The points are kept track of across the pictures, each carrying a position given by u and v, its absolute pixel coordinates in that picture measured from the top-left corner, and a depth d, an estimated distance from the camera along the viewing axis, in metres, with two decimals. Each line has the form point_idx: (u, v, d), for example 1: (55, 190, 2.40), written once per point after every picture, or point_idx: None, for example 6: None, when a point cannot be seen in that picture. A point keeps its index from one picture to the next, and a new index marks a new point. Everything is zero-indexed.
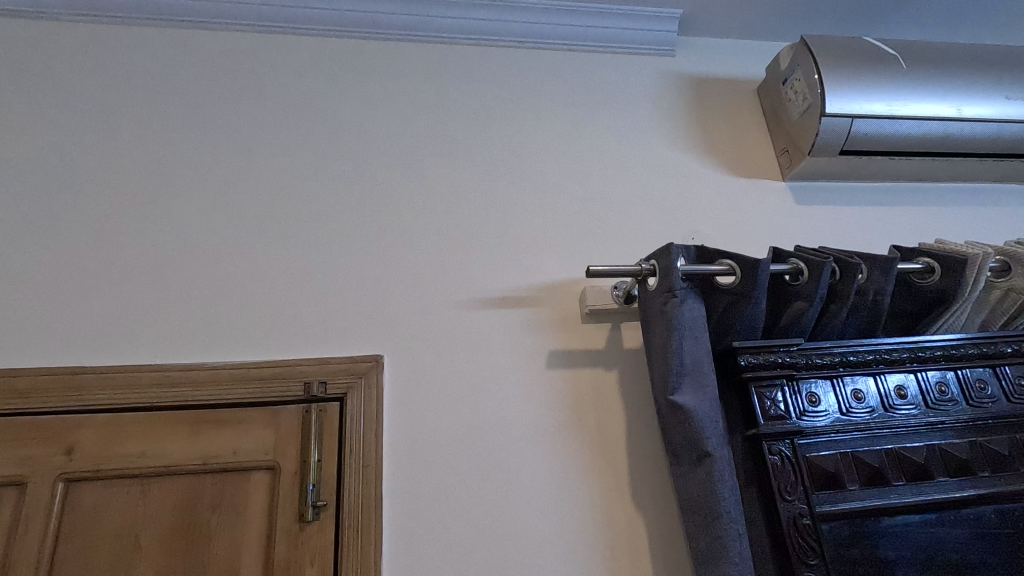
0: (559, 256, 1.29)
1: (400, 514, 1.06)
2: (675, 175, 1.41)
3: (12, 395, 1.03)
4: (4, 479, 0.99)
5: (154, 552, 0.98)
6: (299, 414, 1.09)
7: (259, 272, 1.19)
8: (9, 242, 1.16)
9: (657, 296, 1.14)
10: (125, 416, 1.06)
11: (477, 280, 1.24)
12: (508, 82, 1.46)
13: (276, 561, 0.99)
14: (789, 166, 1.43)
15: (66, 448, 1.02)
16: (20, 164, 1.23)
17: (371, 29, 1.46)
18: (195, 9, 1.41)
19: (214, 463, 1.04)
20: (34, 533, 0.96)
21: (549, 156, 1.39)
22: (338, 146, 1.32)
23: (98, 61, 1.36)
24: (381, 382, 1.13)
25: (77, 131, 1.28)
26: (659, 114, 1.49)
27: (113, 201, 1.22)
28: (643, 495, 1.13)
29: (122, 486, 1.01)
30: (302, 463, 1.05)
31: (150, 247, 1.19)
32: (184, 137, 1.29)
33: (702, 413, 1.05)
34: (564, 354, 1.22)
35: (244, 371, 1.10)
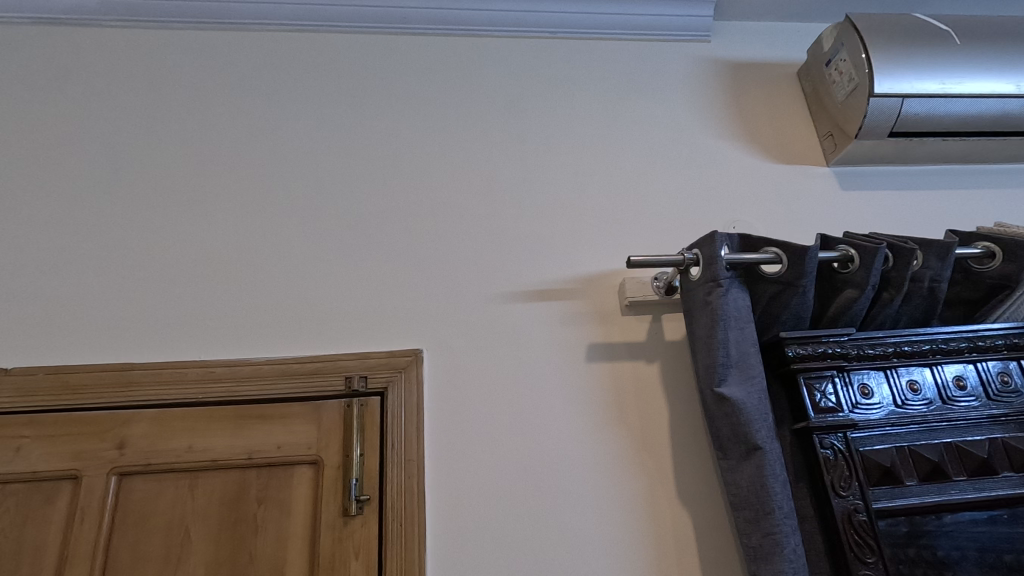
0: (597, 248, 1.27)
1: (442, 509, 1.05)
2: (713, 164, 1.38)
3: (66, 391, 1.06)
4: (62, 472, 1.02)
5: (203, 545, 0.99)
6: (341, 408, 1.10)
7: (299, 268, 1.19)
8: (58, 243, 1.18)
9: (700, 285, 1.11)
10: (173, 411, 1.07)
11: (515, 273, 1.23)
12: (541, 73, 1.44)
13: (321, 555, 1.00)
14: (834, 150, 1.39)
15: (119, 443, 1.04)
16: (65, 167, 1.25)
17: (403, 23, 1.45)
18: (232, 11, 1.40)
19: (259, 458, 1.05)
20: (90, 525, 0.99)
21: (584, 146, 1.37)
22: (373, 142, 1.32)
23: (139, 66, 1.36)
24: (420, 377, 1.12)
25: (117, 133, 1.29)
26: (697, 101, 1.46)
27: (155, 200, 1.23)
28: (689, 491, 1.11)
29: (172, 480, 1.03)
30: (345, 457, 1.06)
31: (191, 245, 1.20)
32: (221, 136, 1.30)
33: (751, 405, 1.02)
34: (604, 347, 1.20)
35: (287, 366, 1.11)
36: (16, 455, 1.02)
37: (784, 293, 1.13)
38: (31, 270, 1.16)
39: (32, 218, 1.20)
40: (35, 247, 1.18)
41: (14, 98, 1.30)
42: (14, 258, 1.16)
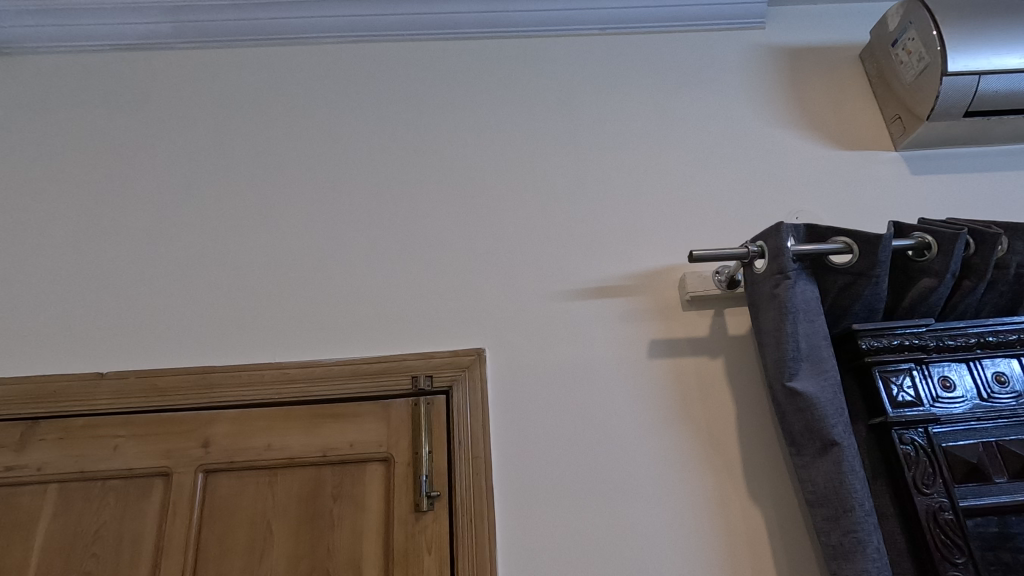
0: (655, 244, 1.26)
1: (511, 506, 1.07)
2: (773, 153, 1.35)
3: (155, 393, 1.13)
4: (154, 469, 1.08)
5: (285, 539, 1.04)
6: (409, 407, 1.13)
7: (364, 272, 1.23)
8: (141, 253, 1.26)
9: (765, 279, 1.09)
10: (252, 412, 1.13)
11: (574, 271, 1.23)
12: (592, 70, 1.44)
13: (395, 550, 1.03)
14: (903, 134, 1.33)
15: (204, 442, 1.10)
16: (144, 182, 1.32)
17: (454, 28, 1.47)
18: (292, 27, 1.46)
19: (333, 455, 1.09)
20: (181, 519, 1.05)
21: (639, 142, 1.36)
22: (430, 147, 1.34)
23: (207, 85, 1.42)
24: (484, 375, 1.14)
25: (190, 148, 1.35)
26: (753, 90, 1.42)
27: (227, 210, 1.29)
28: (759, 489, 1.09)
29: (253, 477, 1.08)
30: (414, 455, 1.09)
31: (261, 253, 1.25)
32: (284, 146, 1.35)
33: (825, 399, 0.99)
34: (666, 343, 1.18)
35: (356, 366, 1.14)
36: (114, 453, 1.10)
37: (856, 284, 1.09)
38: (120, 281, 1.23)
39: (119, 234, 1.28)
40: (122, 259, 1.25)
41: (99, 121, 1.39)
42: (105, 270, 1.24)
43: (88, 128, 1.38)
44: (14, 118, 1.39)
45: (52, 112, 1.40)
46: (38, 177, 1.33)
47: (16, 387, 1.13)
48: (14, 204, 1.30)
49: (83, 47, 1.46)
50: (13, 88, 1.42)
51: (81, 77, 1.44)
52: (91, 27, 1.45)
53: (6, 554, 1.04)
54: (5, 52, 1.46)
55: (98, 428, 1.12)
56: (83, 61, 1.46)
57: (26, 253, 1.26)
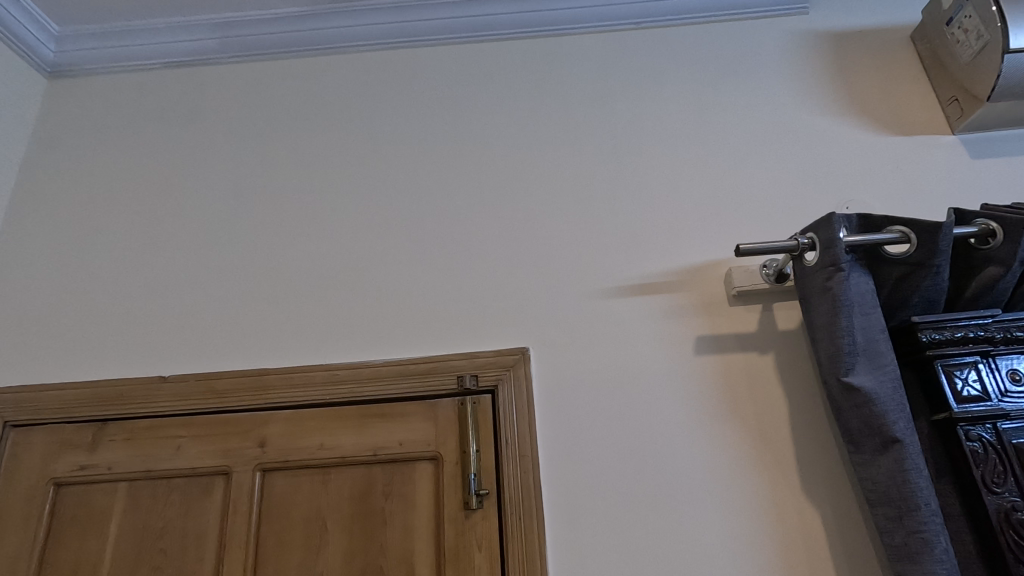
0: (699, 239, 1.24)
1: (560, 505, 1.07)
2: (819, 143, 1.31)
3: (213, 395, 1.17)
4: (215, 468, 1.13)
5: (339, 536, 1.07)
6: (455, 406, 1.14)
7: (407, 274, 1.25)
8: (194, 260, 1.30)
9: (817, 271, 1.06)
10: (304, 412, 1.16)
11: (616, 268, 1.23)
12: (628, 65, 1.42)
13: (446, 547, 1.04)
14: (959, 116, 1.27)
15: (260, 442, 1.14)
16: (194, 192, 1.37)
17: (489, 30, 1.47)
18: (330, 36, 1.48)
19: (383, 454, 1.11)
20: (241, 515, 1.09)
21: (679, 136, 1.34)
22: (468, 149, 1.36)
23: (252, 97, 1.46)
24: (529, 374, 1.14)
25: (237, 158, 1.40)
26: (797, 78, 1.38)
27: (275, 216, 1.33)
28: (814, 487, 1.06)
29: (307, 475, 1.12)
30: (462, 453, 1.10)
31: (308, 257, 1.29)
32: (327, 154, 1.38)
33: (884, 395, 0.96)
34: (712, 339, 1.16)
35: (402, 367, 1.16)
36: (177, 453, 1.15)
37: (914, 275, 1.05)
38: (176, 289, 1.28)
39: (174, 243, 1.32)
40: (176, 266, 1.30)
41: (152, 137, 1.44)
42: (162, 279, 1.29)
43: (142, 143, 1.43)
44: (75, 136, 1.45)
45: (110, 129, 1.46)
46: (99, 192, 1.39)
47: (85, 391, 1.19)
48: (78, 218, 1.37)
49: (134, 65, 1.51)
50: (73, 108, 1.49)
51: (133, 94, 1.49)
52: (142, 46, 1.51)
53: (83, 548, 1.10)
54: (63, 74, 1.52)
55: (161, 429, 1.17)
56: (136, 80, 1.51)
57: (89, 265, 1.32)
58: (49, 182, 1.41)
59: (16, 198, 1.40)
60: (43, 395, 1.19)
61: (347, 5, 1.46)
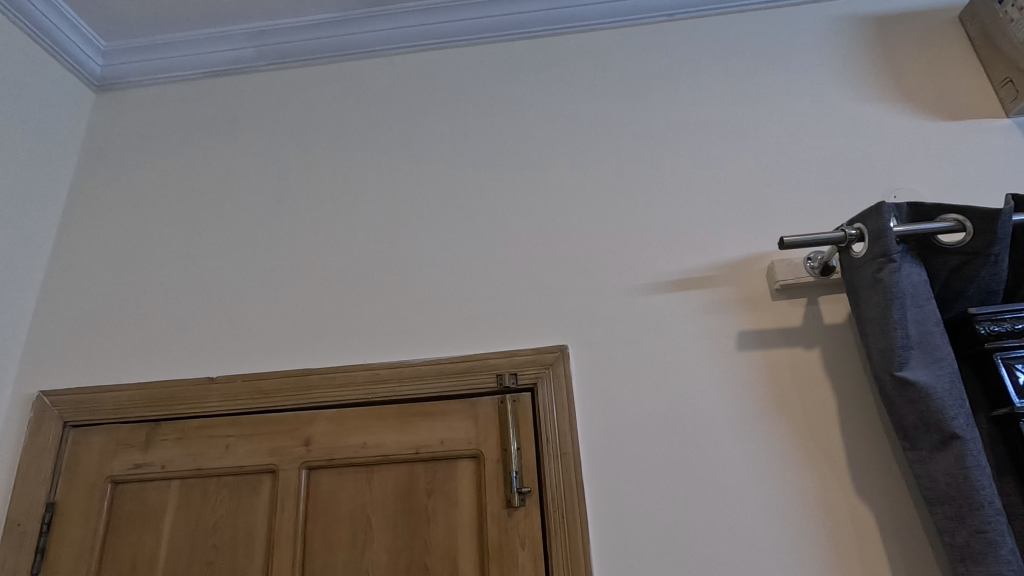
0: (739, 233, 1.22)
1: (603, 503, 1.06)
2: (863, 131, 1.27)
3: (259, 395, 1.20)
4: (263, 466, 1.16)
5: (384, 533, 1.09)
6: (495, 405, 1.14)
7: (444, 274, 1.26)
8: (236, 264, 1.34)
9: (866, 263, 1.03)
10: (346, 411, 1.18)
11: (655, 263, 1.21)
12: (662, 58, 1.40)
13: (490, 545, 1.05)
14: (1014, 99, 1.22)
15: (305, 441, 1.17)
16: (236, 198, 1.41)
17: (520, 28, 1.46)
18: (363, 40, 1.50)
19: (425, 452, 1.12)
20: (289, 512, 1.12)
21: (716, 129, 1.31)
22: (502, 149, 1.36)
23: (290, 103, 1.49)
24: (568, 372, 1.14)
25: (275, 163, 1.42)
26: (838, 65, 1.34)
27: (313, 220, 1.35)
28: (867, 485, 1.03)
29: (351, 473, 1.14)
30: (503, 451, 1.10)
31: (346, 259, 1.30)
32: (363, 157, 1.40)
33: (941, 389, 0.93)
34: (756, 334, 1.14)
35: (442, 366, 1.17)
36: (226, 452, 1.18)
37: (970, 264, 1.01)
38: (221, 292, 1.32)
39: (218, 248, 1.36)
40: (220, 270, 1.34)
41: (194, 145, 1.48)
42: (208, 283, 1.33)
43: (186, 152, 1.47)
44: (123, 147, 1.51)
45: (155, 139, 1.50)
46: (146, 200, 1.44)
47: (139, 392, 1.23)
48: (127, 226, 1.42)
49: (177, 76, 1.56)
50: (120, 120, 1.54)
51: (176, 104, 1.54)
52: (184, 58, 1.55)
53: (140, 543, 1.14)
54: (111, 87, 1.58)
55: (211, 428, 1.20)
56: (178, 91, 1.56)
57: (140, 271, 1.36)
58: (99, 192, 1.46)
59: (70, 207, 1.46)
60: (100, 396, 1.24)
61: (379, 9, 1.48)
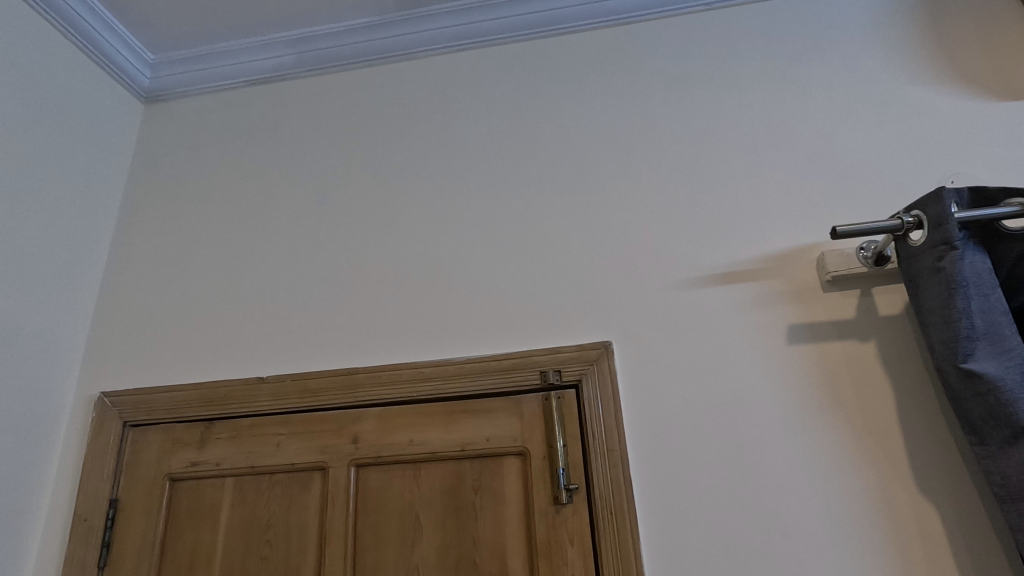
0: (786, 225, 1.19)
1: (652, 501, 1.05)
2: (915, 116, 1.23)
3: (307, 394, 1.23)
4: (313, 464, 1.18)
5: (432, 529, 1.09)
6: (540, 402, 1.14)
7: (485, 273, 1.26)
8: (283, 266, 1.37)
9: (925, 251, 0.99)
10: (392, 409, 1.19)
11: (699, 257, 1.19)
12: (700, 49, 1.38)
13: (538, 541, 1.05)
14: None
15: (353, 438, 1.19)
16: (280, 202, 1.44)
17: (554, 25, 1.46)
18: (399, 43, 1.51)
19: (471, 450, 1.13)
20: (339, 508, 1.14)
21: (758, 119, 1.29)
22: (540, 146, 1.36)
23: (329, 108, 1.52)
24: (613, 368, 1.13)
25: (317, 167, 1.45)
26: (886, 49, 1.30)
27: (356, 221, 1.38)
28: (929, 481, 0.99)
29: (399, 470, 1.15)
30: (549, 448, 1.10)
31: (388, 259, 1.32)
32: (402, 158, 1.41)
33: (1011, 381, 0.89)
34: (807, 327, 1.11)
35: (485, 363, 1.17)
36: (277, 450, 1.21)
37: None
38: (268, 294, 1.35)
39: (264, 251, 1.39)
40: (267, 272, 1.37)
41: (239, 152, 1.52)
42: (256, 286, 1.36)
43: (231, 159, 1.52)
44: (171, 156, 1.56)
45: (201, 148, 1.55)
46: (195, 205, 1.48)
47: (193, 393, 1.27)
48: (177, 232, 1.46)
49: (221, 86, 1.60)
50: (168, 130, 1.60)
51: (221, 113, 1.59)
52: (227, 68, 1.60)
53: (198, 538, 1.18)
54: (158, 99, 1.63)
55: (262, 427, 1.23)
56: (223, 100, 1.60)
57: (191, 275, 1.41)
58: (150, 201, 1.52)
59: (124, 216, 1.52)
60: (157, 397, 1.28)
61: (414, 11, 1.49)
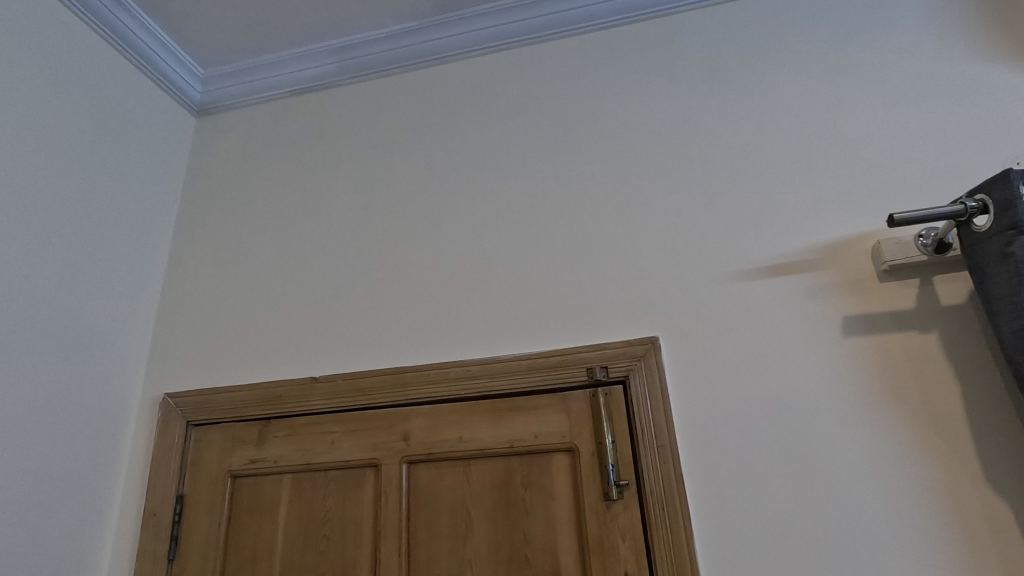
0: (837, 214, 1.16)
1: (705, 497, 1.03)
2: (974, 96, 1.18)
3: (358, 393, 1.26)
4: (366, 461, 1.22)
5: (484, 524, 1.11)
6: (587, 398, 1.14)
7: (529, 270, 1.27)
8: (331, 269, 1.41)
9: (992, 237, 0.95)
10: (440, 407, 1.21)
11: (747, 249, 1.17)
12: (741, 39, 1.36)
13: (590, 537, 1.05)
14: None
15: (404, 436, 1.21)
16: (327, 206, 1.48)
17: (590, 21, 1.45)
18: (437, 47, 1.54)
19: (520, 446, 1.14)
20: (393, 504, 1.17)
21: (805, 107, 1.26)
22: (579, 143, 1.36)
23: (370, 113, 1.56)
24: (661, 364, 1.12)
25: (361, 172, 1.49)
26: (940, 28, 1.25)
27: (400, 224, 1.41)
28: (1000, 477, 0.95)
29: (449, 467, 1.17)
30: (598, 444, 1.10)
31: (433, 260, 1.35)
32: (443, 159, 1.44)
33: None
34: (862, 318, 1.08)
35: (531, 361, 1.18)
36: (332, 447, 1.25)
37: None
38: (318, 296, 1.39)
39: (313, 255, 1.44)
40: (316, 275, 1.42)
41: (286, 159, 1.57)
42: (306, 289, 1.41)
43: (279, 167, 1.57)
44: (223, 166, 1.62)
45: (250, 157, 1.61)
46: (246, 213, 1.54)
47: (250, 393, 1.32)
48: (230, 239, 1.52)
49: (268, 97, 1.66)
50: (219, 141, 1.67)
51: (268, 123, 1.64)
52: (272, 79, 1.65)
53: (259, 532, 1.23)
54: (209, 112, 1.71)
55: (316, 425, 1.27)
56: (269, 110, 1.66)
57: (245, 279, 1.46)
58: (204, 209, 1.58)
59: (180, 224, 1.59)
60: (217, 397, 1.34)
61: (451, 14, 1.51)
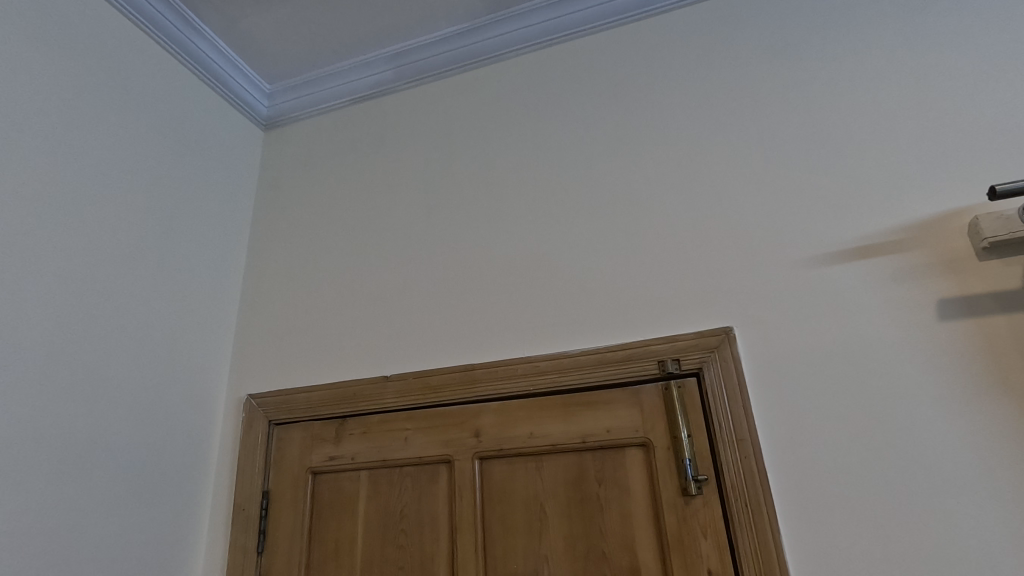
0: (924, 190, 1.08)
1: (791, 492, 0.99)
2: None
3: (428, 391, 1.29)
4: (438, 457, 1.24)
5: (559, 520, 1.11)
6: (660, 391, 1.12)
7: (592, 264, 1.26)
8: (397, 271, 1.45)
9: None
10: (510, 403, 1.22)
11: (824, 232, 1.11)
12: (808, 12, 1.29)
13: (669, 533, 1.03)
14: None
15: (475, 432, 1.23)
16: (390, 210, 1.52)
17: (645, 7, 1.42)
18: (491, 46, 1.55)
19: (593, 441, 1.13)
20: (467, 499, 1.18)
21: (882, 78, 1.18)
22: (639, 132, 1.33)
23: (428, 116, 1.58)
24: (736, 355, 1.08)
25: (422, 174, 1.52)
26: None
27: (461, 223, 1.42)
28: None
29: (522, 463, 1.17)
30: (673, 438, 1.08)
31: (495, 257, 1.36)
32: (501, 157, 1.45)
33: None
34: (959, 301, 1.00)
35: (600, 355, 1.17)
36: (405, 444, 1.28)
37: None
38: (385, 297, 1.43)
39: (379, 256, 1.48)
40: (383, 276, 1.45)
41: (349, 166, 1.62)
42: (374, 291, 1.45)
43: (343, 174, 1.62)
44: (290, 176, 1.70)
45: (316, 166, 1.67)
46: (313, 220, 1.60)
47: (326, 392, 1.37)
48: (300, 246, 1.59)
49: (329, 107, 1.72)
50: (285, 153, 1.74)
51: (330, 132, 1.70)
52: (333, 90, 1.71)
53: (340, 527, 1.27)
54: (276, 125, 1.79)
55: (389, 422, 1.31)
56: (331, 120, 1.72)
57: (315, 283, 1.52)
58: (275, 219, 1.66)
59: (254, 234, 1.67)
60: (295, 397, 1.40)
61: (503, 13, 1.51)
